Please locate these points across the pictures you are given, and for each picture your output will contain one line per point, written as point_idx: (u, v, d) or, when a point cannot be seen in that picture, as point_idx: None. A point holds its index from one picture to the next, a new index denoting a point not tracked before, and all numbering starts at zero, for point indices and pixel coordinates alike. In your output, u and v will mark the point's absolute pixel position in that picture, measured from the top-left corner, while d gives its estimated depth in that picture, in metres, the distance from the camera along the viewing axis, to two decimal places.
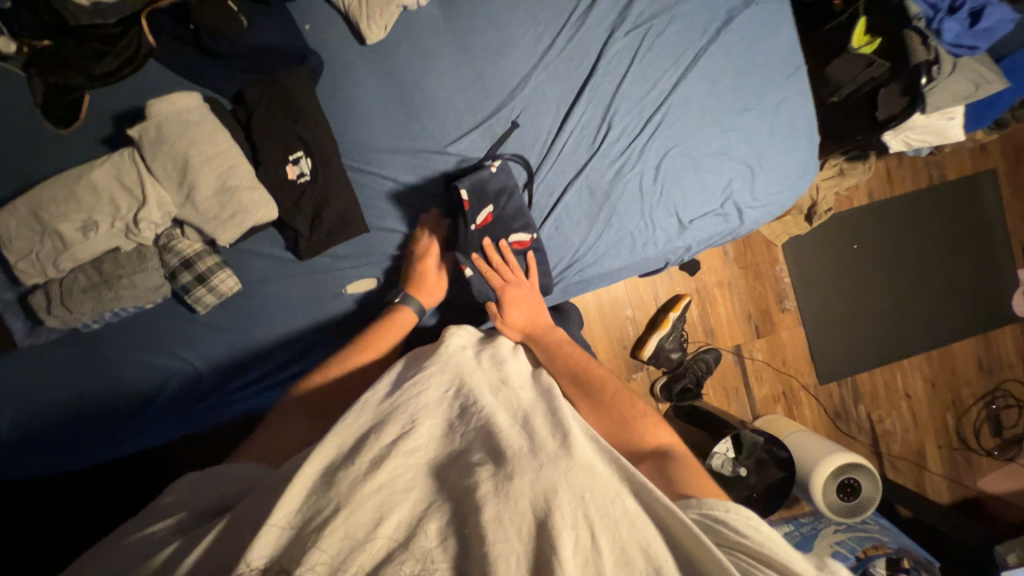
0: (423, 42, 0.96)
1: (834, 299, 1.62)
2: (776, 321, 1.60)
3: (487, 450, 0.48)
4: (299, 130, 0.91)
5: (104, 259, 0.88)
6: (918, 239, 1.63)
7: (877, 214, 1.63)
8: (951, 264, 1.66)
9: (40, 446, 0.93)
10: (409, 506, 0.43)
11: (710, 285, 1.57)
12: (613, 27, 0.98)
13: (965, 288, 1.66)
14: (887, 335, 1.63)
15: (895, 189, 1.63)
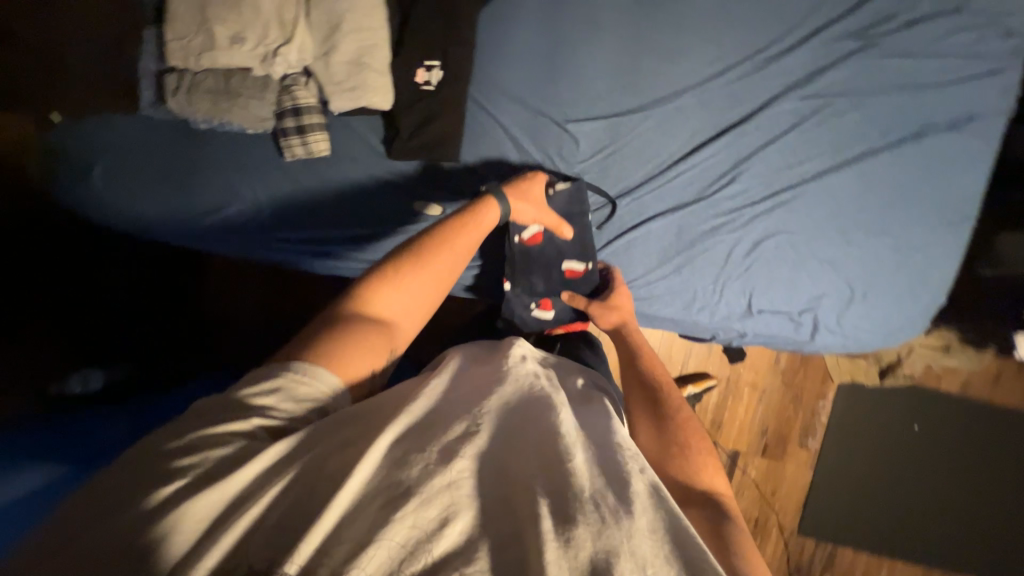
0: (599, 14, 0.93)
1: (858, 462, 1.47)
2: (788, 450, 1.48)
3: (537, 471, 0.43)
4: (446, 42, 0.92)
5: (234, 73, 0.95)
6: (992, 458, 1.43)
7: (962, 411, 1.44)
8: (1011, 501, 1.44)
9: (120, 200, 1.07)
10: (459, 524, 0.39)
11: (742, 382, 1.47)
12: (794, 84, 0.89)
13: (1015, 532, 1.45)
14: (895, 528, 1.47)
15: (994, 394, 1.42)
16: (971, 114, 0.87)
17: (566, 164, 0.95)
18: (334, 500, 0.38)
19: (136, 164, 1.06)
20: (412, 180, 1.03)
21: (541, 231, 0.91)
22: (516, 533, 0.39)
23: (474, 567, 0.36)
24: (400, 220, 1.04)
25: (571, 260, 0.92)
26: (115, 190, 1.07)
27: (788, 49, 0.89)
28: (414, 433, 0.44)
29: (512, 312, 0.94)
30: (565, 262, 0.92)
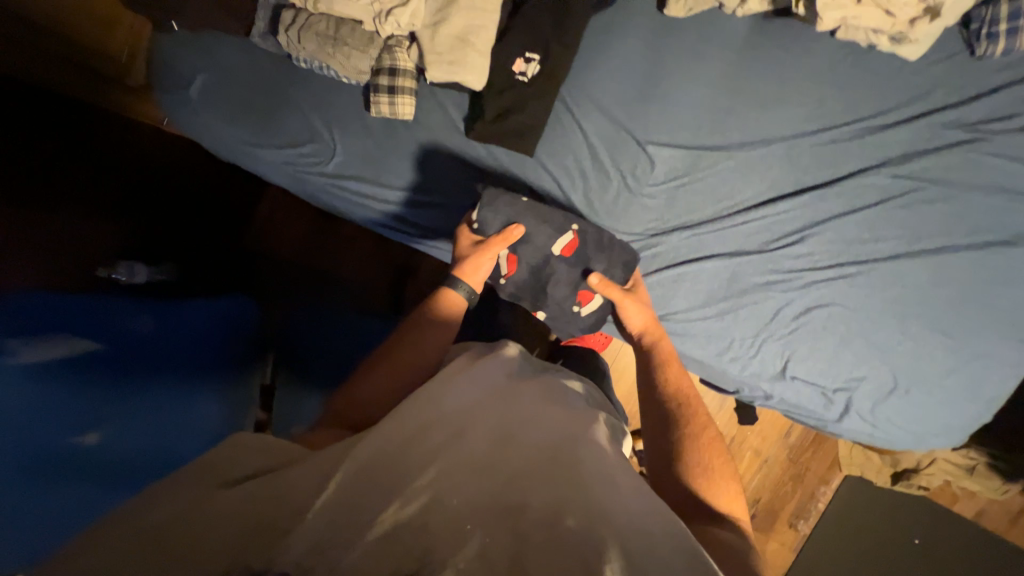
0: (707, 46, 0.92)
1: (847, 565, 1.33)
2: (774, 525, 1.45)
3: (497, 485, 0.52)
4: (550, 39, 0.94)
5: (345, 23, 0.98)
6: None
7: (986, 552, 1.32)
8: None
9: (210, 115, 1.14)
10: (439, 519, 0.47)
11: (746, 445, 1.44)
12: (889, 159, 0.86)
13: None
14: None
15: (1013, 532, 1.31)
16: None
17: (635, 184, 0.95)
18: (310, 516, 0.45)
19: (234, 86, 1.13)
20: (481, 162, 1.04)
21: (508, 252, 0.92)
22: (495, 520, 0.48)
23: (460, 549, 0.45)
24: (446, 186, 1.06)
25: (556, 241, 0.92)
26: (209, 106, 1.14)
27: (892, 123, 0.86)
28: (382, 461, 0.52)
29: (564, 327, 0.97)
30: (556, 247, 0.92)
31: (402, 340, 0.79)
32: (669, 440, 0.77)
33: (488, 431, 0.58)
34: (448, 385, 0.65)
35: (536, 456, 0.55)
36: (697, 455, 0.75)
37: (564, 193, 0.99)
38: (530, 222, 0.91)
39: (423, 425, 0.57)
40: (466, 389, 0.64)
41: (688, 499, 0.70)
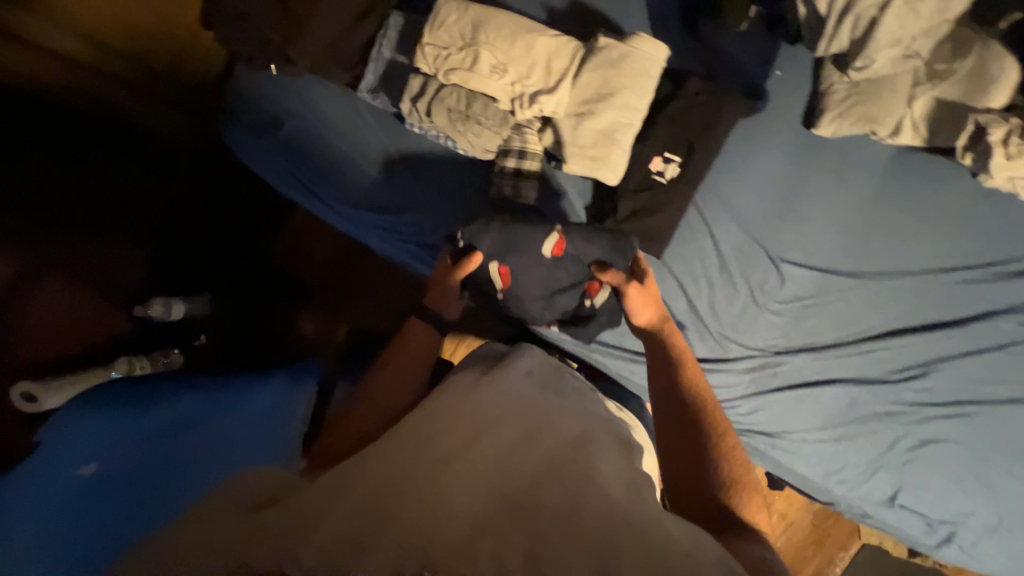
0: (848, 168, 0.92)
1: None
2: None
3: (463, 492, 0.57)
4: (693, 142, 0.92)
5: (477, 97, 0.90)
6: None
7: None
8: None
9: (297, 168, 1.05)
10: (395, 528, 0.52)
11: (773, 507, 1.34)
12: (1015, 305, 0.88)
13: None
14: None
15: None
16: None
17: (765, 299, 0.94)
18: (297, 530, 0.52)
19: (328, 136, 1.04)
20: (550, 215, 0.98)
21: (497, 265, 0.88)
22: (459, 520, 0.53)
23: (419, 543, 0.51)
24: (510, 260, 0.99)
25: (544, 242, 0.87)
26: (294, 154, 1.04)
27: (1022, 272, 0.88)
28: (349, 490, 0.57)
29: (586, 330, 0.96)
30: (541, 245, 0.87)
31: (375, 373, 0.88)
32: (683, 449, 0.78)
33: (485, 455, 0.62)
34: (452, 408, 0.71)
35: (518, 476, 0.60)
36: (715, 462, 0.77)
37: (691, 299, 0.96)
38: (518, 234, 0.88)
39: (432, 453, 0.62)
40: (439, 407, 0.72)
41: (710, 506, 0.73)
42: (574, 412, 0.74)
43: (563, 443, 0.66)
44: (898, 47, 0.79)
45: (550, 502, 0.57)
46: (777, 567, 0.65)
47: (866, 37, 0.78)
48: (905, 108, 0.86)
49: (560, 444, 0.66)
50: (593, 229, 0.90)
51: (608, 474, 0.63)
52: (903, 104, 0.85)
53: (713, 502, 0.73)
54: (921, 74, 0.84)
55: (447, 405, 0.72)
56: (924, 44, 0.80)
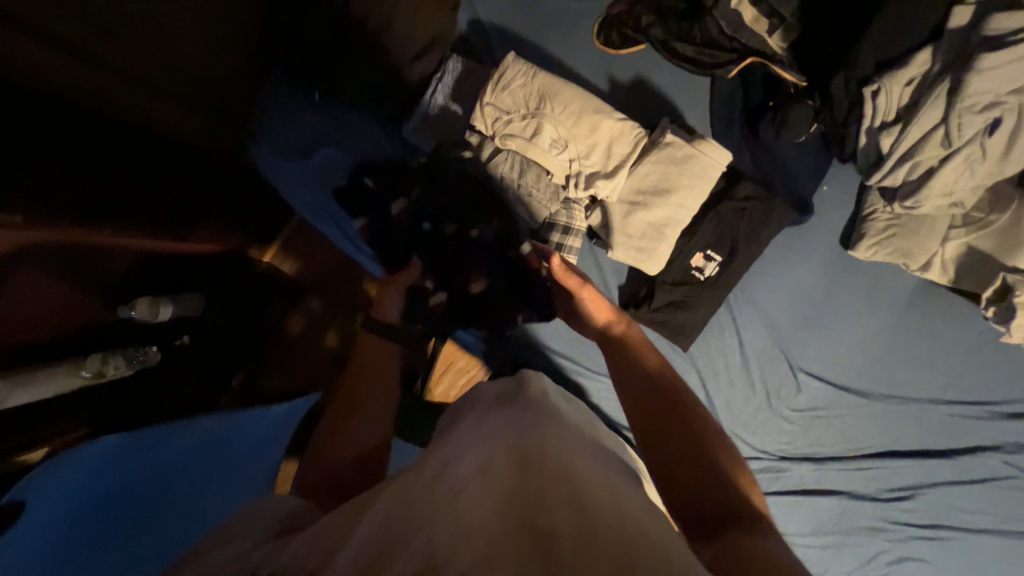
0: (876, 290, 0.95)
1: None
2: None
3: (448, 509, 0.47)
4: (737, 244, 0.91)
5: (531, 167, 0.88)
6: None
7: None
8: None
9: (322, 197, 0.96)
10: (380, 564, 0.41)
11: None
12: (1001, 444, 0.94)
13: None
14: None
15: None
16: None
17: (779, 405, 0.96)
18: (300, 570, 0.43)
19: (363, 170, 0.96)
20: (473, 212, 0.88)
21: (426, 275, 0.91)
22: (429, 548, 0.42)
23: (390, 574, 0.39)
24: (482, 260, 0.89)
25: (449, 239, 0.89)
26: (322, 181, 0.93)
27: (1013, 415, 0.94)
28: (326, 534, 0.48)
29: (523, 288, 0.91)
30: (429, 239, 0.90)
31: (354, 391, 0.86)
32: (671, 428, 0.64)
33: (471, 471, 0.52)
34: (464, 429, 0.63)
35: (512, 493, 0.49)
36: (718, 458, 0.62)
37: (708, 394, 0.97)
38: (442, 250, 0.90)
39: (443, 461, 0.55)
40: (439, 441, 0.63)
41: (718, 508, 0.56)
42: (609, 455, 0.64)
43: (597, 475, 0.55)
44: (947, 198, 0.81)
45: (574, 524, 0.45)
46: (783, 562, 0.46)
47: (920, 184, 0.80)
48: (938, 247, 0.88)
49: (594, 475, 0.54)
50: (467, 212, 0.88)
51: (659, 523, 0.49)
52: (936, 243, 0.88)
53: (715, 497, 0.57)
54: (957, 219, 0.87)
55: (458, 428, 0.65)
56: (971, 198, 0.82)
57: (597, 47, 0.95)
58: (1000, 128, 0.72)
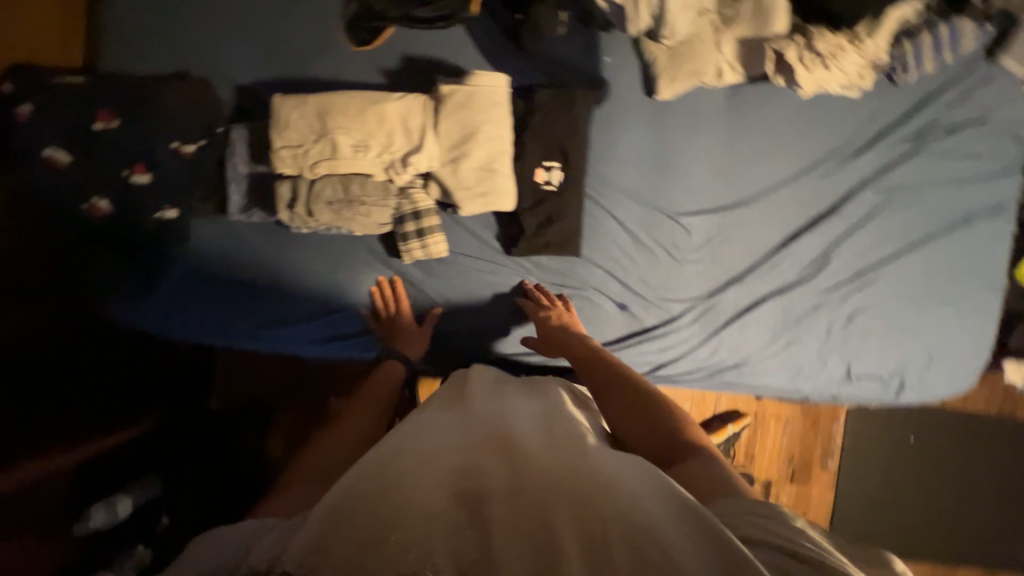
0: (698, 117, 1.02)
1: (873, 471, 1.88)
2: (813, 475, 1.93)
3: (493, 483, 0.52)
4: (565, 147, 0.97)
5: (351, 179, 0.90)
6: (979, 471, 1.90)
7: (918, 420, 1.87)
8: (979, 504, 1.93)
9: (195, 313, 0.96)
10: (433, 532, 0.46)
11: (768, 416, 1.92)
12: (865, 181, 1.04)
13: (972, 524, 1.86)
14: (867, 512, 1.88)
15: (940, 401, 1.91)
16: (1004, 202, 1.04)
17: (681, 254, 1.02)
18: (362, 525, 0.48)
19: (222, 270, 0.96)
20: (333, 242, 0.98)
21: (308, 290, 0.99)
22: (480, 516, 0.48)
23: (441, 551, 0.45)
24: (331, 255, 0.99)
25: (319, 265, 0.98)
26: (177, 274, 0.94)
27: (857, 151, 1.03)
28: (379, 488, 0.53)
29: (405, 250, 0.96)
30: (296, 268, 0.98)
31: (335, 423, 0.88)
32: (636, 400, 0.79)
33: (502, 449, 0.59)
34: (462, 430, 0.66)
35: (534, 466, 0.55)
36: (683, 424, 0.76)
37: (621, 281, 1.02)
38: (304, 261, 0.98)
39: (469, 461, 0.56)
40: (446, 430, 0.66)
41: (680, 454, 0.70)
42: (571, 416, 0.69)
43: (573, 451, 0.59)
44: (691, 11, 0.88)
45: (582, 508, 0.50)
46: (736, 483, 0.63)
47: (662, 11, 0.87)
48: (718, 55, 0.96)
49: (570, 448, 0.59)
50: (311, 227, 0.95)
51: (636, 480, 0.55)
52: (714, 51, 0.96)
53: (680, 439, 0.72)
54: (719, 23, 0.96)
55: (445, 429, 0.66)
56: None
57: (356, 51, 1.01)
58: None
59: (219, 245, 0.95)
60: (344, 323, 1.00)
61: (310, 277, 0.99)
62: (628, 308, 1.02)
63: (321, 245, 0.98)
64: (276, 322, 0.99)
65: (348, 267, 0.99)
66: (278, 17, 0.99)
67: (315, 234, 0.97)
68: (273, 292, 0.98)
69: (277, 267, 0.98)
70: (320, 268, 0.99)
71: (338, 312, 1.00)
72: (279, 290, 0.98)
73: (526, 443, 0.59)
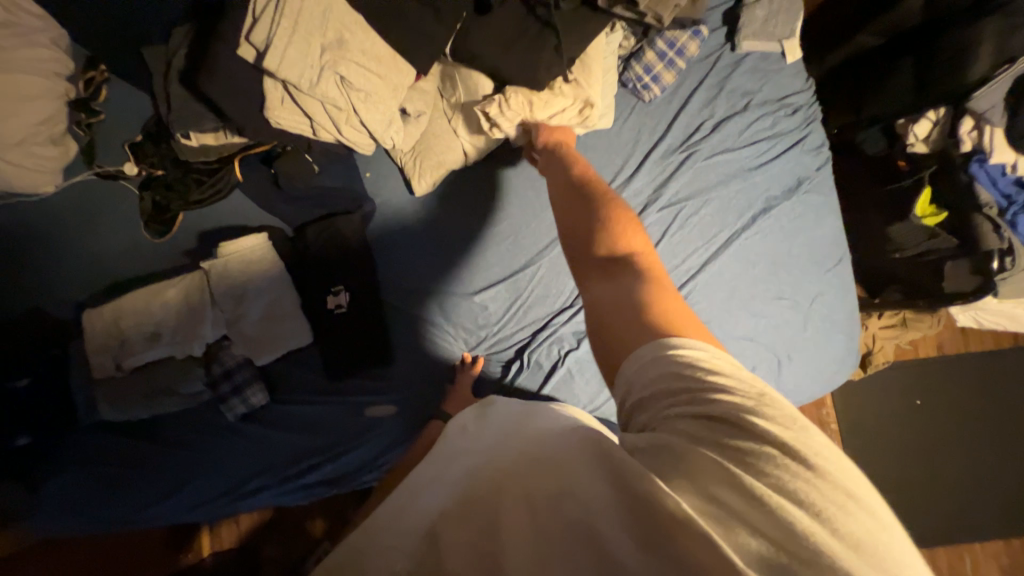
0: (464, 197, 1.05)
1: (879, 446, 1.76)
2: None
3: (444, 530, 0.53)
4: (345, 270, 1.03)
5: (161, 363, 1.00)
6: (982, 413, 1.78)
7: (887, 380, 1.78)
8: (1002, 450, 1.77)
9: (69, 520, 1.01)
10: None
11: None
12: (648, 201, 1.00)
13: (984, 467, 1.76)
14: (880, 491, 1.75)
15: (920, 352, 1.78)
16: (801, 177, 0.99)
17: (488, 326, 1.04)
18: None
19: (84, 477, 1.03)
20: (170, 415, 1.05)
21: (160, 466, 1.04)
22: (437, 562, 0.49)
23: None
24: (174, 426, 1.05)
25: (166, 440, 1.04)
26: (43, 484, 1.01)
27: (629, 176, 1.01)
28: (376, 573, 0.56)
29: (229, 406, 1.02)
30: (147, 449, 1.04)
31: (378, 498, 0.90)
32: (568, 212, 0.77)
33: (472, 483, 0.59)
34: (442, 475, 0.68)
35: (489, 492, 0.54)
36: (602, 237, 0.71)
37: (440, 368, 1.05)
38: (151, 440, 1.04)
39: (435, 512, 0.58)
40: (431, 483, 0.68)
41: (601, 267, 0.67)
42: (540, 422, 0.68)
43: (525, 456, 0.58)
44: (396, 119, 0.93)
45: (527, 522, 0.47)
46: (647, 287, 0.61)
47: (370, 132, 0.92)
48: (457, 140, 1.01)
49: (524, 446, 0.62)
50: (155, 410, 1.02)
51: (572, 447, 0.54)
52: (453, 138, 1.01)
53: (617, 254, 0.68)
54: (449, 110, 1.01)
55: (437, 474, 0.70)
56: (417, 103, 0.96)
57: (157, 241, 1.12)
58: (345, 73, 0.85)
59: (79, 446, 1.04)
60: (199, 486, 1.04)
61: (159, 452, 1.04)
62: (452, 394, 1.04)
63: (163, 420, 1.05)
64: (147, 506, 1.03)
65: (188, 432, 1.05)
66: (88, 232, 1.12)
67: (150, 414, 1.03)
68: (129, 479, 1.03)
69: (130, 452, 1.04)
70: (168, 442, 1.05)
71: (189, 478, 1.04)
72: (134, 474, 1.03)
73: (482, 471, 0.60)
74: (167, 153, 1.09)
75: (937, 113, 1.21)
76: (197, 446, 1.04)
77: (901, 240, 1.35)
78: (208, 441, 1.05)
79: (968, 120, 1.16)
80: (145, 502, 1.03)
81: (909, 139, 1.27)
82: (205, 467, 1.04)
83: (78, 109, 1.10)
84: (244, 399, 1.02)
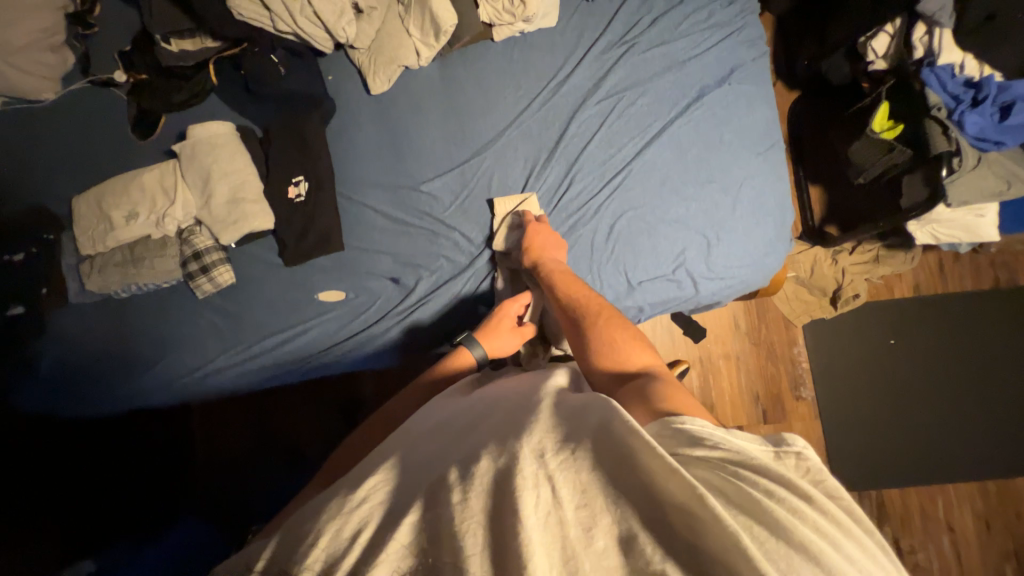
0: (418, 95, 1.12)
1: (850, 383, 1.75)
2: (790, 407, 1.74)
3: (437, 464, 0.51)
4: (304, 161, 1.11)
5: (138, 243, 1.10)
6: (959, 353, 1.76)
7: (860, 317, 1.77)
8: (979, 390, 1.75)
9: (59, 386, 1.13)
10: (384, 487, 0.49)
11: (715, 355, 1.73)
12: (587, 94, 1.05)
13: (959, 407, 1.74)
14: (852, 429, 1.73)
15: (896, 292, 1.77)
16: (733, 68, 1.03)
17: (440, 216, 1.11)
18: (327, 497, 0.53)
19: (72, 349, 1.14)
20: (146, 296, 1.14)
21: (137, 342, 1.14)
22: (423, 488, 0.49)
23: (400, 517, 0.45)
24: (149, 306, 1.14)
25: (143, 318, 1.14)
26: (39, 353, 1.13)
27: (570, 72, 1.06)
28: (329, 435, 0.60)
29: (198, 283, 1.10)
30: (124, 327, 1.14)
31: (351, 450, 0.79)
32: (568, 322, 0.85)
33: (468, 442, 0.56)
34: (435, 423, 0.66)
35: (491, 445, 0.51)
36: (608, 347, 0.77)
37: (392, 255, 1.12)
38: (129, 317, 1.14)
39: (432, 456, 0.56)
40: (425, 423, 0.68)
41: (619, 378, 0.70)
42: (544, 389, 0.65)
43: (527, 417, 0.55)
44: (348, 11, 1.01)
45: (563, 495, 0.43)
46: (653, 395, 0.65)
47: (323, 22, 1.00)
48: (408, 38, 1.07)
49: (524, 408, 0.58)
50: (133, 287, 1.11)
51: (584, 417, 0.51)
52: (404, 36, 1.07)
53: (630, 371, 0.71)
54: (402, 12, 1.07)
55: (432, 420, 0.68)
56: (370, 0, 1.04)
57: (142, 143, 1.22)
58: None
59: (66, 324, 1.15)
60: (170, 362, 1.13)
61: (136, 329, 1.14)
62: (400, 279, 1.11)
63: (139, 300, 1.14)
64: (128, 379, 1.13)
65: (161, 312, 1.14)
66: (81, 135, 1.23)
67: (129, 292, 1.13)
68: (109, 353, 1.13)
69: (111, 328, 1.14)
70: (144, 320, 1.14)
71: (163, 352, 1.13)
72: (114, 348, 1.13)
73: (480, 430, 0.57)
74: (153, 62, 1.20)
75: (893, 25, 1.22)
76: (169, 325, 1.13)
77: (861, 160, 1.35)
78: (179, 320, 1.14)
79: (921, 26, 1.18)
80: (125, 375, 1.13)
81: (868, 55, 1.27)
82: (176, 345, 1.13)
83: (76, 24, 1.23)
84: (212, 277, 1.10)
